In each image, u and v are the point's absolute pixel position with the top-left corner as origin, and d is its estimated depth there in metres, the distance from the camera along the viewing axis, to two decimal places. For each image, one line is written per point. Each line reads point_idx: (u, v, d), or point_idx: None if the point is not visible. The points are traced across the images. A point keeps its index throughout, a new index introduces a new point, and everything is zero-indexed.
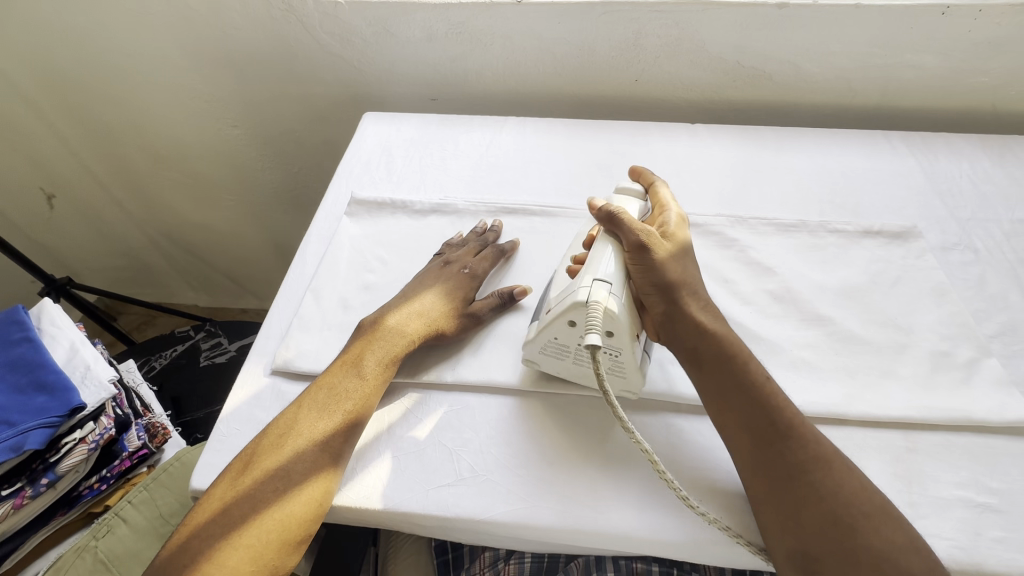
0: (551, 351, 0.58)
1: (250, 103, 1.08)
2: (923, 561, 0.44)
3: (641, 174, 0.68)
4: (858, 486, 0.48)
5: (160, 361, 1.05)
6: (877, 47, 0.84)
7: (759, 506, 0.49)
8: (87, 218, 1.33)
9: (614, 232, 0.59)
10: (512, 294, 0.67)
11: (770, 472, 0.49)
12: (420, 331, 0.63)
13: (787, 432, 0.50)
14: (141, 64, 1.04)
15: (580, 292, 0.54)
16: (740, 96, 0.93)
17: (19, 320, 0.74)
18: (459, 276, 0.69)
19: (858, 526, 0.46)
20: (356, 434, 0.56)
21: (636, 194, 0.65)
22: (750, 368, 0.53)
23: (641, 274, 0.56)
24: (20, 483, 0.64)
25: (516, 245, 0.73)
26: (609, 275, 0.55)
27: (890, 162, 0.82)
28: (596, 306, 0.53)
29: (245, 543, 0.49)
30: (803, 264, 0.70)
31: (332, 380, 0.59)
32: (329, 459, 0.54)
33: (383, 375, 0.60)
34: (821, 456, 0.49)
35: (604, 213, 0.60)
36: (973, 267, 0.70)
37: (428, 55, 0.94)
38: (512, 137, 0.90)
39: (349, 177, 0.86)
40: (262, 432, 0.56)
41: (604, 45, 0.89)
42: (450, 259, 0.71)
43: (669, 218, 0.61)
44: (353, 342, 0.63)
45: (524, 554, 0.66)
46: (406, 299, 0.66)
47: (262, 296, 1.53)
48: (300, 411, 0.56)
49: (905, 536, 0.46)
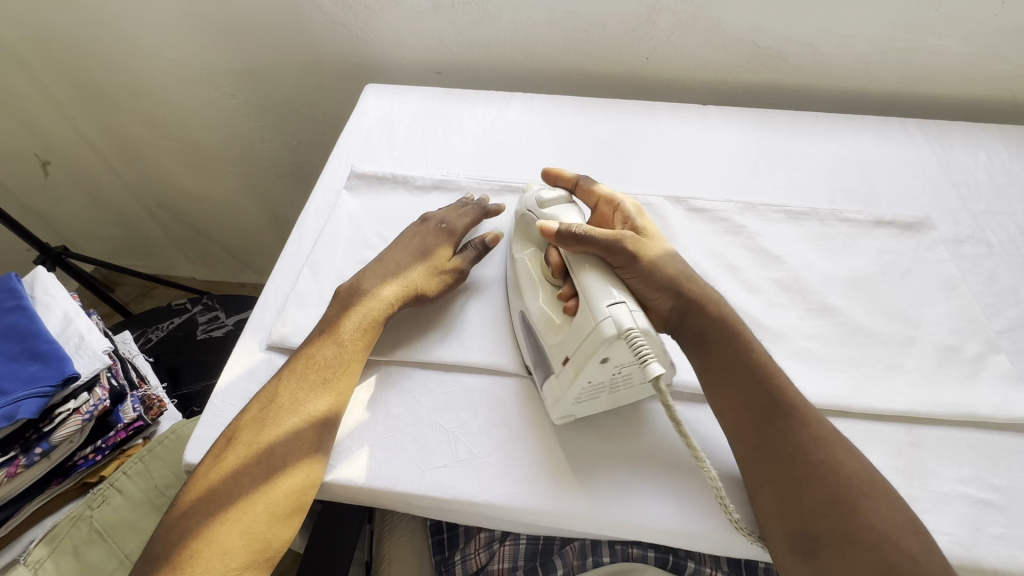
0: (586, 395, 0.53)
1: (250, 71, 1.05)
2: (923, 541, 0.44)
3: (558, 176, 0.67)
4: (856, 465, 0.47)
5: (157, 333, 1.04)
6: (898, 30, 0.81)
7: (757, 489, 0.49)
8: (83, 185, 1.30)
9: (588, 251, 0.55)
10: (483, 243, 0.68)
11: (768, 454, 0.49)
12: (402, 294, 0.62)
13: (788, 410, 0.50)
14: (136, 26, 1.00)
15: (605, 326, 0.49)
16: (753, 77, 0.90)
17: (12, 288, 0.72)
18: (437, 232, 0.68)
19: (857, 506, 0.45)
20: (340, 404, 0.55)
21: (563, 199, 0.62)
22: (756, 348, 0.54)
23: (641, 283, 0.55)
24: (14, 452, 0.63)
25: (502, 208, 0.72)
26: (617, 295, 0.51)
27: (904, 149, 0.80)
28: (632, 332, 0.48)
29: (232, 518, 0.48)
30: (812, 253, 0.68)
31: (309, 348, 0.58)
32: (313, 428, 0.53)
33: (363, 339, 0.59)
34: (821, 434, 0.49)
35: (566, 234, 0.55)
36: (986, 260, 0.68)
37: (433, 26, 0.91)
38: (517, 113, 0.87)
39: (349, 150, 0.84)
40: (245, 408, 0.55)
41: (616, 20, 0.85)
42: (427, 218, 0.70)
43: (626, 211, 0.61)
44: (329, 309, 0.61)
45: (519, 536, 0.66)
46: (380, 265, 0.65)
47: (260, 271, 1.52)
48: (281, 382, 0.56)
49: (904, 517, 0.45)
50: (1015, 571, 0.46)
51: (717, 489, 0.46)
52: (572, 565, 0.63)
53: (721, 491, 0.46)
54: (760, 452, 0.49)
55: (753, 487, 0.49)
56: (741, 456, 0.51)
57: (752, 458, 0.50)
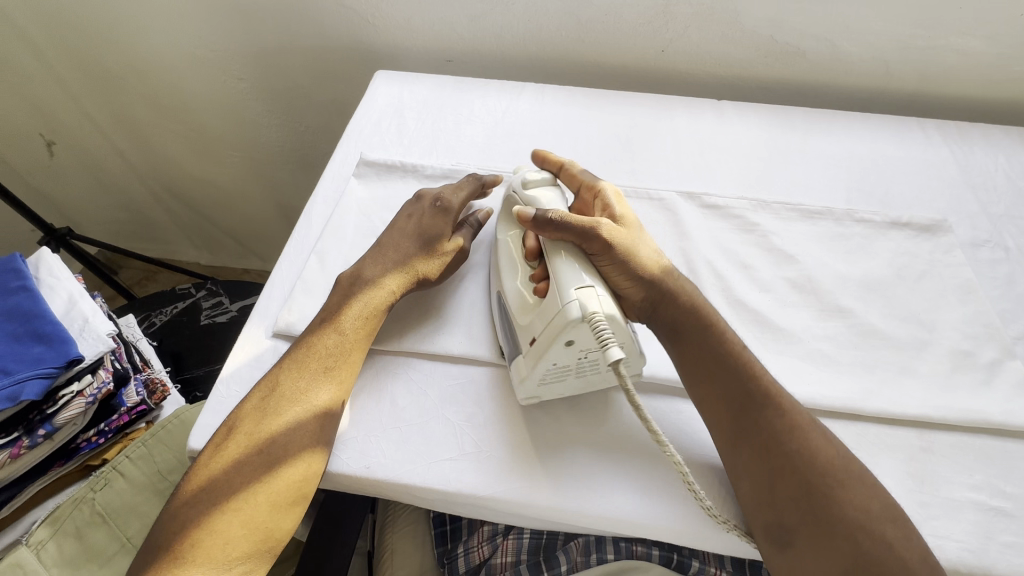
0: (552, 377, 0.53)
1: (258, 56, 1.04)
2: (899, 529, 0.44)
3: (546, 158, 0.67)
4: (832, 454, 0.47)
5: (161, 317, 1.03)
6: (919, 28, 0.79)
7: (734, 478, 0.49)
8: (88, 167, 1.29)
9: (564, 237, 0.54)
10: (477, 220, 0.68)
11: (742, 446, 0.49)
12: (405, 281, 0.61)
13: (760, 400, 0.50)
14: (143, 6, 0.98)
15: (571, 309, 0.49)
16: (770, 72, 0.89)
17: (16, 268, 0.72)
18: (431, 211, 0.66)
19: (832, 495, 0.45)
20: (343, 391, 0.55)
21: (547, 181, 0.62)
22: (727, 336, 0.53)
23: (614, 270, 0.54)
24: (18, 433, 0.63)
25: (498, 178, 0.70)
26: (587, 279, 0.51)
27: (922, 151, 0.79)
28: (597, 317, 0.48)
29: (234, 507, 0.48)
30: (827, 253, 0.67)
31: (311, 335, 0.57)
32: (316, 418, 0.52)
33: (366, 329, 0.58)
34: (796, 424, 0.48)
35: (541, 219, 0.54)
36: (1003, 265, 0.67)
37: (446, 13, 0.89)
38: (529, 103, 0.86)
39: (358, 137, 0.83)
40: (245, 398, 0.54)
41: (631, 12, 0.84)
42: (422, 196, 0.68)
43: (606, 198, 0.59)
44: (330, 298, 0.61)
45: (523, 530, 0.66)
46: (380, 252, 0.64)
47: (265, 257, 1.51)
48: (282, 370, 0.55)
49: (881, 505, 0.45)
50: None
51: (682, 474, 0.45)
52: (575, 562, 0.63)
53: (691, 484, 0.45)
54: (737, 441, 0.49)
55: (735, 477, 0.49)
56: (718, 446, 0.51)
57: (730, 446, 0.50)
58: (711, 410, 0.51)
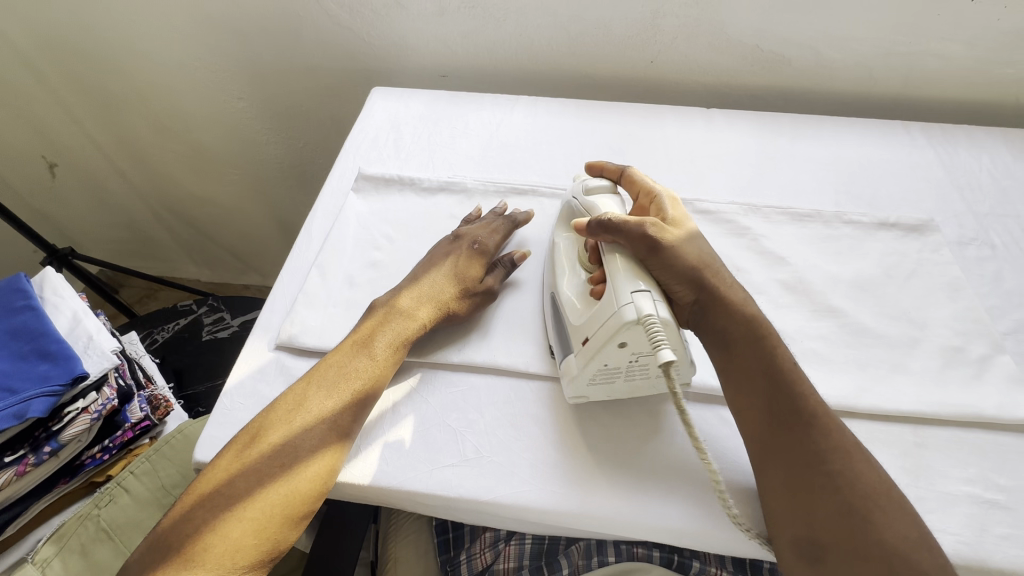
0: (603, 378, 0.54)
1: (256, 76, 1.06)
2: (936, 559, 0.43)
3: (602, 167, 0.66)
4: (874, 479, 0.47)
5: (163, 334, 1.04)
6: (900, 34, 0.81)
7: (766, 492, 0.49)
8: (90, 187, 1.31)
9: (616, 241, 0.55)
10: (511, 260, 0.67)
11: (786, 461, 0.48)
12: (436, 313, 0.62)
13: (809, 418, 0.49)
14: (143, 29, 1.01)
15: (626, 311, 0.50)
16: (757, 80, 0.91)
17: (21, 288, 0.73)
18: (467, 252, 0.67)
19: (871, 519, 0.45)
20: (364, 413, 0.55)
21: (607, 189, 0.63)
22: (780, 353, 0.53)
23: (668, 273, 0.54)
24: (23, 450, 0.64)
25: (528, 217, 0.71)
26: (642, 284, 0.52)
27: (907, 153, 0.81)
28: (652, 321, 0.49)
29: (249, 516, 0.49)
30: (817, 255, 0.69)
31: (342, 358, 0.58)
32: (337, 436, 0.53)
33: (394, 357, 0.59)
34: (840, 446, 0.48)
35: (594, 225, 0.56)
36: (990, 262, 0.68)
37: (439, 30, 0.92)
38: (523, 115, 0.88)
39: (356, 152, 0.85)
40: (270, 407, 0.55)
41: (620, 24, 0.86)
42: (458, 236, 0.69)
43: (662, 203, 0.60)
44: (364, 321, 0.61)
45: (524, 536, 0.66)
46: (415, 283, 0.65)
47: (265, 273, 1.53)
48: (310, 386, 0.56)
49: (920, 533, 0.44)
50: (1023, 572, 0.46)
51: (716, 482, 0.47)
52: (576, 565, 0.63)
53: (722, 491, 0.47)
54: (780, 457, 0.49)
55: (767, 491, 0.49)
56: (755, 459, 0.51)
57: (769, 462, 0.49)
58: (756, 424, 0.51)
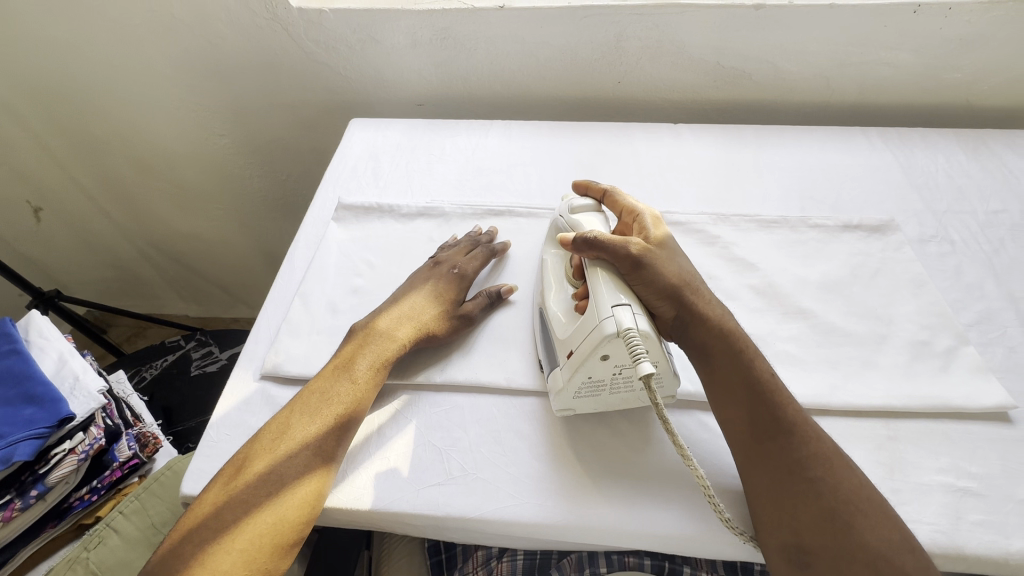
0: (587, 391, 0.56)
1: (237, 112, 1.09)
2: (918, 560, 0.44)
3: (588, 187, 0.68)
4: (855, 482, 0.48)
5: (151, 371, 1.04)
6: (852, 45, 0.85)
7: (752, 495, 0.50)
8: (75, 230, 1.32)
9: (599, 256, 0.57)
10: (499, 293, 0.68)
11: (769, 468, 0.50)
12: (414, 335, 0.63)
13: (789, 425, 0.51)
14: (126, 72, 1.03)
15: (607, 324, 0.52)
16: (720, 95, 0.95)
17: (5, 332, 0.73)
18: (448, 277, 0.69)
19: (854, 522, 0.46)
20: (348, 438, 0.56)
21: (591, 207, 0.65)
22: (759, 362, 0.54)
23: (649, 289, 0.55)
24: (10, 495, 0.63)
25: (507, 245, 0.74)
26: (623, 298, 0.53)
27: (867, 156, 0.84)
28: (630, 332, 0.50)
29: (238, 547, 0.48)
30: (786, 258, 0.71)
31: (323, 385, 0.59)
32: (322, 461, 0.54)
33: (375, 379, 0.60)
34: (819, 451, 0.49)
35: (579, 241, 0.57)
36: (951, 257, 0.71)
37: (413, 61, 0.95)
38: (497, 139, 0.91)
39: (336, 182, 0.87)
40: (255, 436, 0.55)
41: (586, 48, 0.90)
42: (438, 262, 0.71)
43: (644, 220, 0.61)
44: (345, 348, 0.62)
45: (516, 552, 0.67)
46: (397, 308, 0.66)
47: (253, 305, 1.53)
48: (293, 415, 0.56)
49: (901, 535, 0.46)
50: (996, 556, 0.48)
51: (705, 489, 0.47)
52: None
53: (711, 496, 0.47)
54: (763, 464, 0.50)
55: (754, 498, 0.50)
56: (739, 466, 0.52)
57: (752, 468, 0.51)
58: (740, 432, 0.52)
